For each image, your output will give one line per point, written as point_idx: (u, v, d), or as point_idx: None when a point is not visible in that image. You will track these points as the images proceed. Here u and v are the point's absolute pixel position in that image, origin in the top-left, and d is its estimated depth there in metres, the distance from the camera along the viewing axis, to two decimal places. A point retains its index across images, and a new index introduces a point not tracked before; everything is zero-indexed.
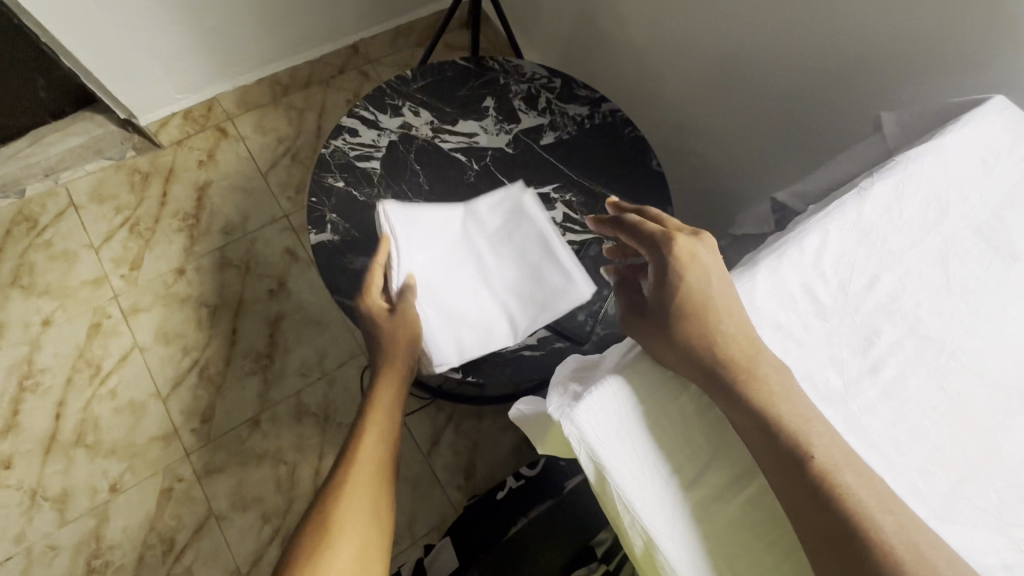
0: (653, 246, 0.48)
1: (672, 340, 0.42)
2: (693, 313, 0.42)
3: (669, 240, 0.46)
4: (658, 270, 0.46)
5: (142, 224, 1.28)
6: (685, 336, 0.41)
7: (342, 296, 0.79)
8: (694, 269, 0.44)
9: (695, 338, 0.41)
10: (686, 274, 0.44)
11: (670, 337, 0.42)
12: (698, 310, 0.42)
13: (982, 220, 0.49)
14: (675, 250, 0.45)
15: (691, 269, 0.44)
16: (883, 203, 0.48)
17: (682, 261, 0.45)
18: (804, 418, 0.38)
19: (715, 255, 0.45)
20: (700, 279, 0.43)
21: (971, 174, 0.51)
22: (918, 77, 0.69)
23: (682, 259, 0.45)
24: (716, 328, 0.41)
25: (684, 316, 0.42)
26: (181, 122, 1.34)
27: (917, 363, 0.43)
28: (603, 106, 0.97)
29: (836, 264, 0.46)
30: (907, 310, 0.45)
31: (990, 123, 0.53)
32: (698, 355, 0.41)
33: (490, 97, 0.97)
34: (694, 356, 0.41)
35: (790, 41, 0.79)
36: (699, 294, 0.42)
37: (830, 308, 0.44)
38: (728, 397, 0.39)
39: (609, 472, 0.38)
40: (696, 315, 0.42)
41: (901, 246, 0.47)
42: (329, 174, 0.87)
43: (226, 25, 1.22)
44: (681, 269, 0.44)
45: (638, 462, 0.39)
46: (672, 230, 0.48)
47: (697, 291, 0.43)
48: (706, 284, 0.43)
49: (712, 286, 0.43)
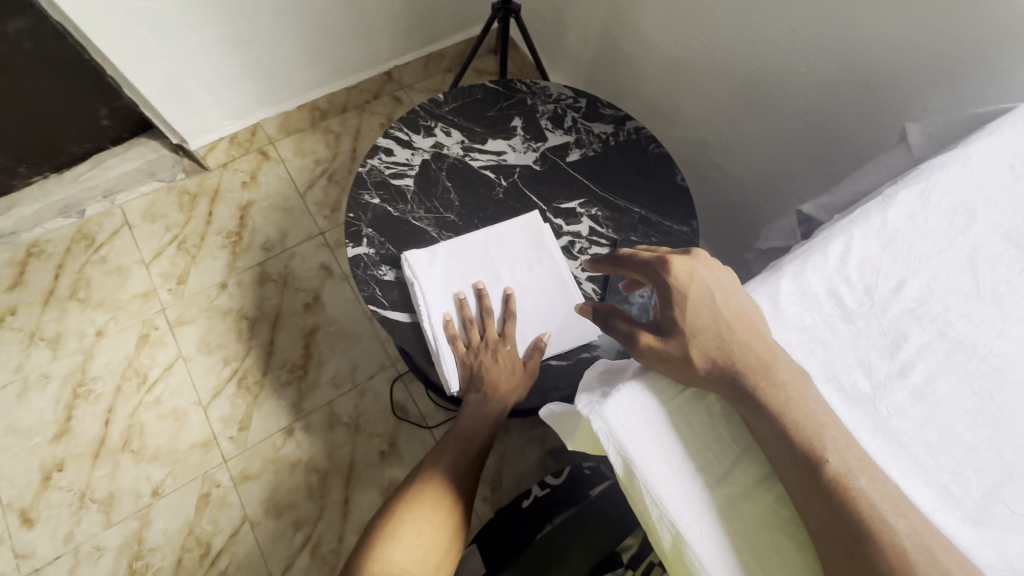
0: (650, 272, 0.48)
1: (692, 358, 0.42)
2: (707, 327, 0.43)
3: (664, 263, 0.47)
4: (659, 292, 0.47)
5: (189, 241, 1.36)
6: (703, 347, 0.42)
7: (378, 309, 0.83)
8: (695, 286, 0.45)
9: (714, 351, 0.42)
10: (691, 293, 0.45)
11: (687, 349, 0.42)
12: (711, 325, 0.43)
13: (1012, 226, 0.49)
14: (673, 271, 0.46)
15: (693, 287, 0.45)
16: (908, 209, 0.49)
17: (681, 281, 0.46)
18: (818, 422, 0.38)
19: (713, 270, 0.46)
20: (704, 295, 0.44)
21: (1000, 182, 0.51)
22: (942, 87, 0.70)
23: (681, 279, 0.45)
24: (731, 339, 0.42)
25: (699, 332, 0.43)
26: (227, 146, 1.42)
27: (947, 366, 0.44)
28: (627, 124, 1.00)
29: (861, 270, 0.46)
30: (935, 314, 0.45)
31: (1018, 131, 0.53)
32: (719, 366, 0.41)
33: (518, 117, 1.01)
34: (714, 370, 0.41)
35: (813, 59, 0.81)
36: (706, 309, 0.44)
37: (855, 311, 0.45)
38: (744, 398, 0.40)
39: (630, 449, 0.40)
40: (708, 331, 0.43)
41: (928, 251, 0.47)
42: (366, 192, 0.92)
43: (272, 56, 1.30)
44: (682, 288, 0.45)
45: (672, 451, 0.40)
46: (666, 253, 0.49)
47: (700, 309, 0.44)
48: (710, 298, 0.44)
49: (718, 301, 0.44)
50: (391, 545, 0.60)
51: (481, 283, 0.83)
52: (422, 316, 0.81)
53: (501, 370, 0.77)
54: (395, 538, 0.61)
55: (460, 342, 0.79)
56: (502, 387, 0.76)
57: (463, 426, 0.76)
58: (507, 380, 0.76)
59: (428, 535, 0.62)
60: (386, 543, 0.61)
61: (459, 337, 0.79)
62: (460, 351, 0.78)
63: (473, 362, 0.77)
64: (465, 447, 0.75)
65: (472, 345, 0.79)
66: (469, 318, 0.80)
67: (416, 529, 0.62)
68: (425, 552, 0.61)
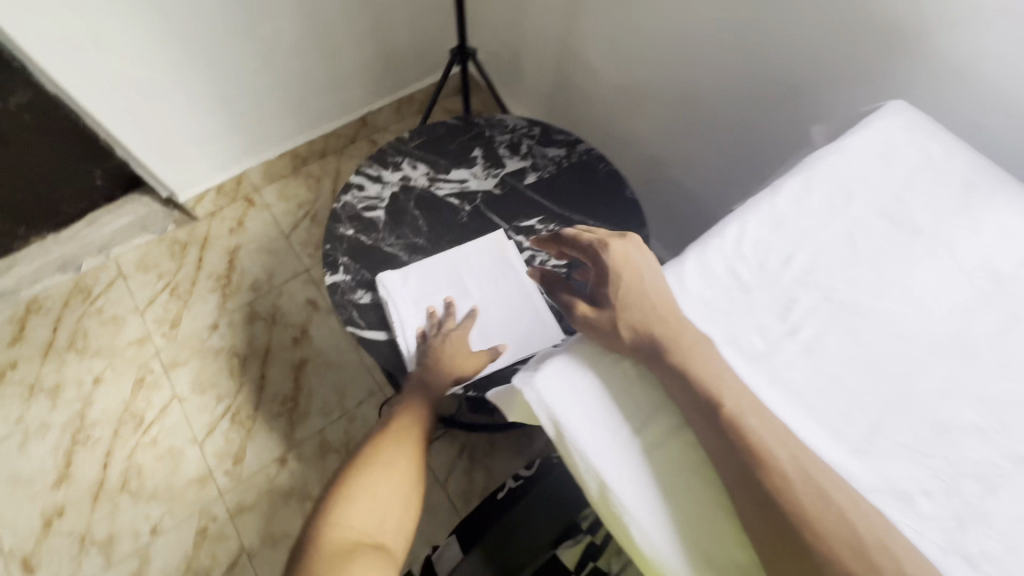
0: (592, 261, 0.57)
1: (619, 327, 0.49)
2: (635, 305, 0.50)
3: (604, 253, 0.56)
4: (598, 277, 0.55)
5: (181, 287, 1.43)
6: (630, 320, 0.49)
7: (355, 329, 0.90)
8: (627, 271, 0.53)
9: (638, 325, 0.49)
10: (625, 276, 0.54)
11: (616, 322, 0.50)
12: (637, 303, 0.50)
13: (884, 203, 0.57)
14: (611, 260, 0.55)
15: (625, 272, 0.54)
16: (793, 195, 0.57)
17: (616, 267, 0.54)
18: (716, 378, 0.45)
19: (644, 261, 0.55)
20: (634, 280, 0.53)
21: (873, 166, 0.59)
22: (839, 92, 0.79)
23: (616, 265, 0.54)
24: (653, 314, 0.49)
25: (626, 308, 0.51)
26: (215, 196, 1.51)
27: (832, 324, 0.50)
28: (578, 147, 1.09)
29: (755, 249, 0.54)
30: (820, 281, 0.52)
31: (887, 123, 0.62)
32: (642, 339, 0.48)
33: (477, 148, 1.10)
34: (636, 340, 0.48)
35: (733, 76, 0.91)
36: (634, 290, 0.51)
37: (751, 283, 0.52)
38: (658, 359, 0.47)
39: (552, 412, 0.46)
40: (634, 307, 0.50)
41: (812, 229, 0.55)
42: (341, 225, 1.00)
43: (253, 110, 1.40)
44: (617, 273, 0.54)
45: (604, 423, 0.46)
46: (604, 244, 0.58)
47: (632, 290, 0.52)
48: (638, 282, 0.52)
49: (645, 284, 0.52)
50: (347, 509, 0.59)
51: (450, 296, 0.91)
52: (396, 330, 0.87)
53: (455, 355, 0.83)
54: (351, 499, 0.59)
55: (420, 334, 0.87)
56: (455, 368, 0.81)
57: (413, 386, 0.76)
58: (461, 364, 0.82)
59: (385, 495, 0.60)
60: (341, 507, 0.59)
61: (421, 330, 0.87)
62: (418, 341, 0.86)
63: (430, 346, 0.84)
64: (423, 403, 0.73)
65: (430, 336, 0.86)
66: (431, 314, 0.88)
67: (372, 492, 0.60)
68: (382, 513, 0.59)
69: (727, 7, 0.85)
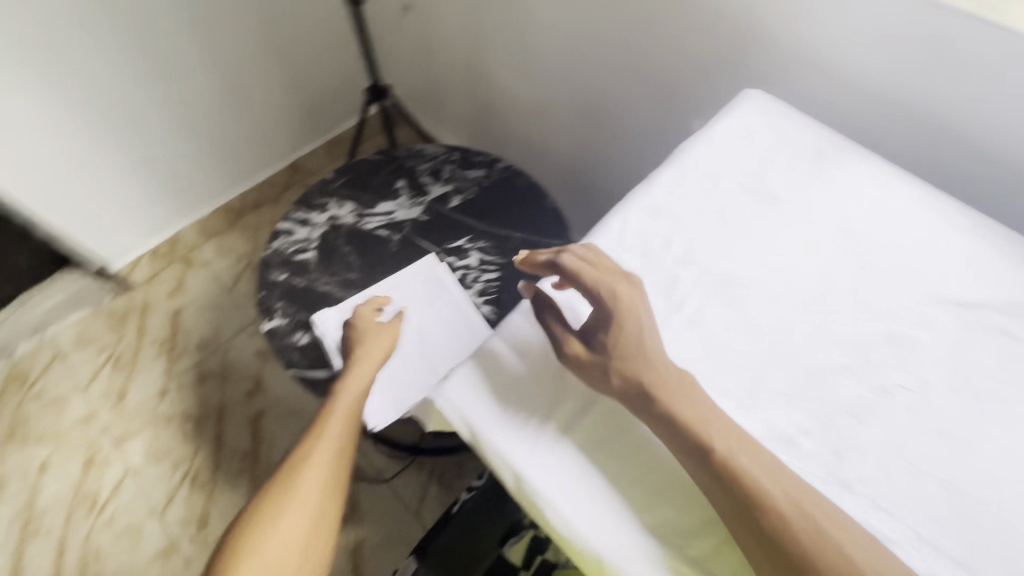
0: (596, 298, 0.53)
1: (611, 373, 0.49)
2: (635, 358, 0.50)
3: (614, 296, 0.53)
4: (600, 316, 0.52)
5: (124, 357, 1.40)
6: (626, 371, 0.49)
7: (297, 371, 0.91)
8: (632, 322, 0.51)
9: (634, 377, 0.49)
10: (628, 327, 0.51)
11: (613, 372, 0.49)
12: (636, 357, 0.50)
13: (749, 181, 0.63)
14: (619, 303, 0.52)
15: (629, 321, 0.52)
16: (668, 185, 0.62)
17: (623, 313, 0.52)
18: (663, 377, 0.49)
19: (648, 313, 0.53)
20: (636, 333, 0.51)
21: (736, 150, 0.65)
22: (713, 87, 0.86)
23: (623, 312, 0.52)
24: (653, 370, 0.49)
25: (626, 360, 0.50)
26: (150, 261, 1.50)
27: (712, 295, 0.55)
28: (497, 166, 1.14)
29: (637, 238, 0.59)
30: (698, 259, 0.58)
31: (745, 111, 0.69)
32: (634, 389, 0.48)
33: (401, 179, 1.14)
34: (624, 389, 0.49)
35: (626, 83, 0.98)
36: (635, 343, 0.50)
37: (637, 269, 0.57)
38: (641, 398, 0.48)
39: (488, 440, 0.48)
40: (632, 358, 0.50)
41: (687, 213, 0.60)
42: (274, 271, 1.02)
43: (179, 171, 1.41)
44: (622, 320, 0.51)
45: (548, 448, 0.48)
46: (614, 281, 0.54)
47: (627, 330, 0.51)
48: (640, 336, 0.51)
49: (646, 340, 0.51)
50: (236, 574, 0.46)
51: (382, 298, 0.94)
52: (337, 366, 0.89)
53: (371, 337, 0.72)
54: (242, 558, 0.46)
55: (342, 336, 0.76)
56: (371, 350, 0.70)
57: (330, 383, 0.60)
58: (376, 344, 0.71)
59: (283, 551, 0.46)
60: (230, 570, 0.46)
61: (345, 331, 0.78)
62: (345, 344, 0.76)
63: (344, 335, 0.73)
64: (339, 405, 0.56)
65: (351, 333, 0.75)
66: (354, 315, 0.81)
67: (265, 549, 0.46)
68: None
69: (608, 22, 0.93)
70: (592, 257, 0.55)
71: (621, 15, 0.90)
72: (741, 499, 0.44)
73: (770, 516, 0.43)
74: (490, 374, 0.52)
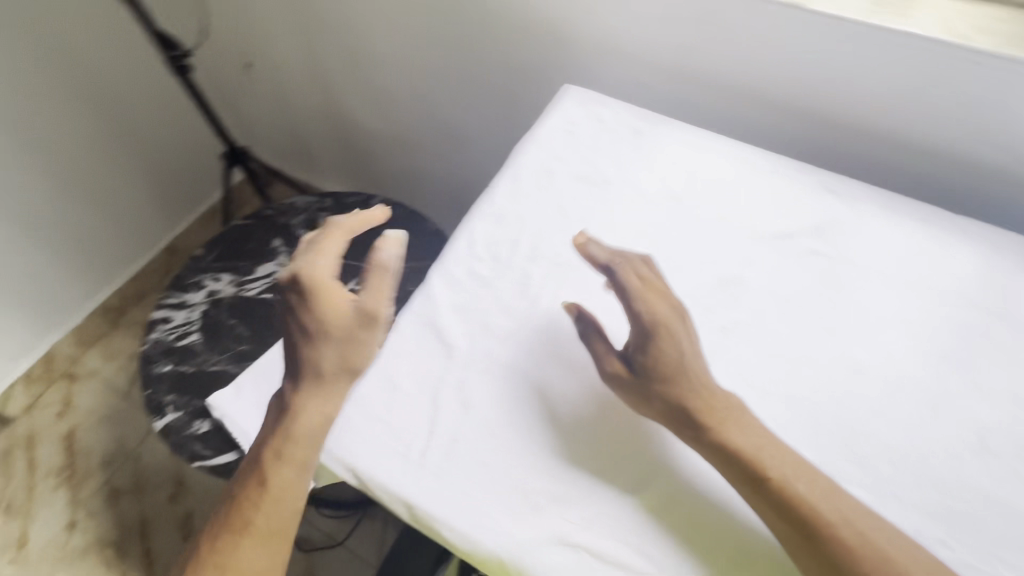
0: (639, 320, 0.53)
1: (653, 395, 0.50)
2: (677, 379, 0.50)
3: (656, 317, 0.53)
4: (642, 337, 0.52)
5: (16, 500, 1.25)
6: (663, 391, 0.50)
7: (202, 461, 0.86)
8: (673, 345, 0.52)
9: (673, 397, 0.49)
10: (669, 350, 0.52)
11: (651, 392, 0.50)
12: (678, 376, 0.50)
13: (579, 170, 0.68)
14: (660, 323, 0.53)
15: (672, 343, 0.52)
16: (507, 190, 0.66)
17: (664, 334, 0.52)
18: (711, 403, 0.49)
19: (691, 337, 0.53)
20: (678, 353, 0.51)
21: (563, 144, 0.70)
22: (542, 88, 0.92)
23: (664, 331, 0.52)
24: (694, 390, 0.50)
25: (671, 380, 0.50)
26: (25, 388, 1.36)
27: (563, 283, 0.59)
28: (372, 202, 1.15)
29: (487, 246, 0.61)
30: (546, 252, 0.61)
31: (565, 107, 0.74)
32: (673, 409, 0.49)
33: (277, 238, 1.11)
34: (665, 408, 0.49)
35: (470, 98, 1.02)
36: (676, 363, 0.51)
37: (490, 276, 0.59)
38: (683, 417, 0.49)
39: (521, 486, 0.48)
40: (673, 377, 0.50)
41: (528, 212, 0.64)
42: (157, 364, 0.96)
43: (35, 284, 1.29)
44: (662, 338, 0.52)
45: (594, 489, 0.48)
46: (662, 308, 0.54)
47: (677, 351, 0.51)
48: (682, 356, 0.51)
49: (688, 362, 0.51)
50: None
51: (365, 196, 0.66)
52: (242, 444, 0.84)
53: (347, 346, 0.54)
54: None
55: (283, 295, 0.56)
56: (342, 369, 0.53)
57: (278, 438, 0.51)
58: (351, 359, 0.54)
59: None
60: None
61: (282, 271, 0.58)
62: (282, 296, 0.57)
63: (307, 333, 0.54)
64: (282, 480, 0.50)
65: (303, 310, 0.54)
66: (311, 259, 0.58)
67: None
68: None
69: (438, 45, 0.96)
70: (639, 277, 0.56)
71: (446, 37, 0.94)
72: (787, 509, 0.45)
73: (833, 539, 0.44)
74: (527, 412, 0.51)
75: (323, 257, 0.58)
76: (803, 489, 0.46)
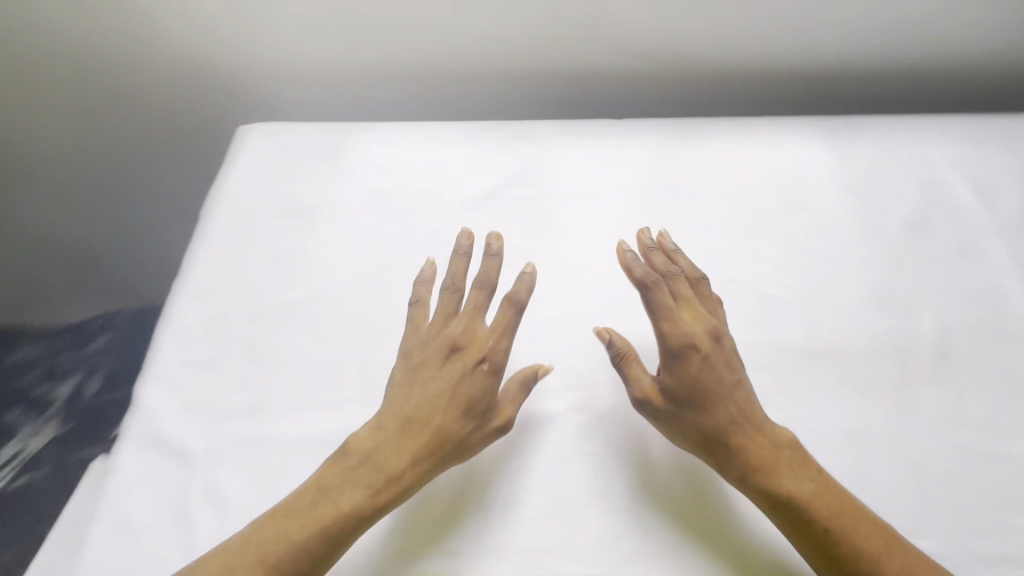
0: (686, 344, 0.48)
1: (686, 425, 0.47)
2: (716, 403, 0.47)
3: (700, 344, 0.48)
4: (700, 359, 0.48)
5: None
6: (695, 418, 0.47)
7: None
8: (713, 373, 0.48)
9: (706, 424, 0.46)
10: (705, 379, 0.47)
11: (687, 420, 0.47)
12: (721, 407, 0.47)
13: (281, 208, 0.64)
14: (704, 351, 0.48)
15: (714, 369, 0.48)
16: (207, 259, 0.60)
17: (710, 358, 0.48)
18: (758, 431, 0.46)
19: (736, 368, 0.49)
20: (716, 380, 0.47)
21: (256, 188, 0.66)
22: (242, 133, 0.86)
23: (708, 350, 0.48)
24: (734, 423, 0.46)
25: (709, 404, 0.47)
26: None
27: (292, 328, 0.55)
28: (119, 315, 0.99)
29: (199, 326, 0.55)
30: (265, 305, 0.57)
31: (247, 149, 0.69)
32: (709, 438, 0.46)
33: (13, 407, 0.89)
34: (696, 437, 0.47)
35: (176, 165, 0.93)
36: (715, 389, 0.47)
37: (211, 356, 0.53)
38: (711, 442, 0.46)
39: (476, 526, 0.46)
40: (709, 405, 0.47)
41: (237, 272, 0.59)
42: None
43: None
44: (710, 360, 0.48)
45: (597, 486, 0.47)
46: (715, 335, 0.49)
47: (713, 378, 0.47)
48: (723, 380, 0.48)
49: (732, 391, 0.47)
50: None
51: (491, 233, 0.54)
52: None
53: (457, 425, 0.47)
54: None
55: (418, 339, 0.50)
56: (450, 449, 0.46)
57: (346, 480, 0.44)
58: (476, 436, 0.47)
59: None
60: None
61: (415, 302, 0.52)
62: (407, 336, 0.51)
63: (427, 400, 0.47)
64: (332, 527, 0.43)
65: (427, 376, 0.48)
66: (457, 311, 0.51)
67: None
68: None
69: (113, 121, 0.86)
70: (703, 295, 0.52)
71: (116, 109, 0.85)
72: (792, 509, 0.44)
73: (849, 544, 0.42)
74: (539, 441, 0.50)
75: (460, 315, 0.50)
76: (805, 487, 0.44)
